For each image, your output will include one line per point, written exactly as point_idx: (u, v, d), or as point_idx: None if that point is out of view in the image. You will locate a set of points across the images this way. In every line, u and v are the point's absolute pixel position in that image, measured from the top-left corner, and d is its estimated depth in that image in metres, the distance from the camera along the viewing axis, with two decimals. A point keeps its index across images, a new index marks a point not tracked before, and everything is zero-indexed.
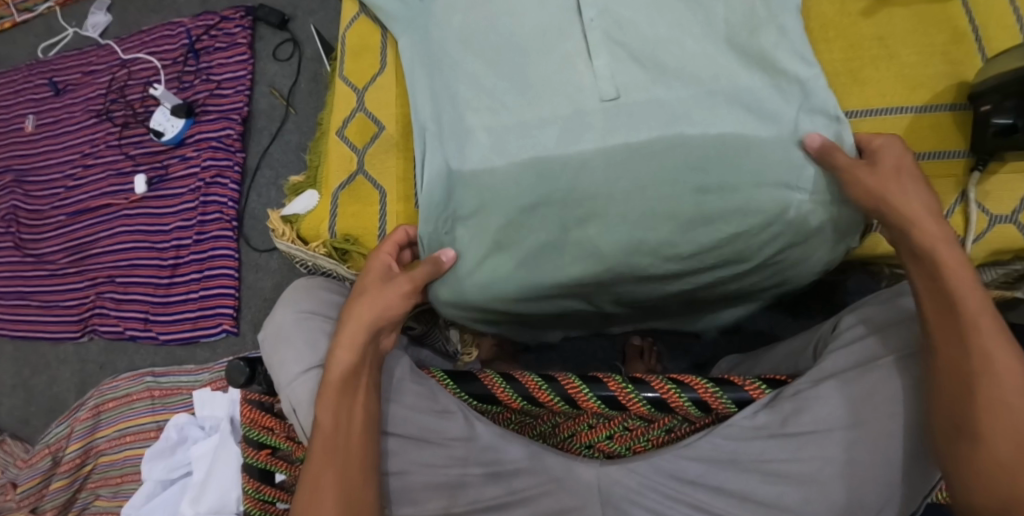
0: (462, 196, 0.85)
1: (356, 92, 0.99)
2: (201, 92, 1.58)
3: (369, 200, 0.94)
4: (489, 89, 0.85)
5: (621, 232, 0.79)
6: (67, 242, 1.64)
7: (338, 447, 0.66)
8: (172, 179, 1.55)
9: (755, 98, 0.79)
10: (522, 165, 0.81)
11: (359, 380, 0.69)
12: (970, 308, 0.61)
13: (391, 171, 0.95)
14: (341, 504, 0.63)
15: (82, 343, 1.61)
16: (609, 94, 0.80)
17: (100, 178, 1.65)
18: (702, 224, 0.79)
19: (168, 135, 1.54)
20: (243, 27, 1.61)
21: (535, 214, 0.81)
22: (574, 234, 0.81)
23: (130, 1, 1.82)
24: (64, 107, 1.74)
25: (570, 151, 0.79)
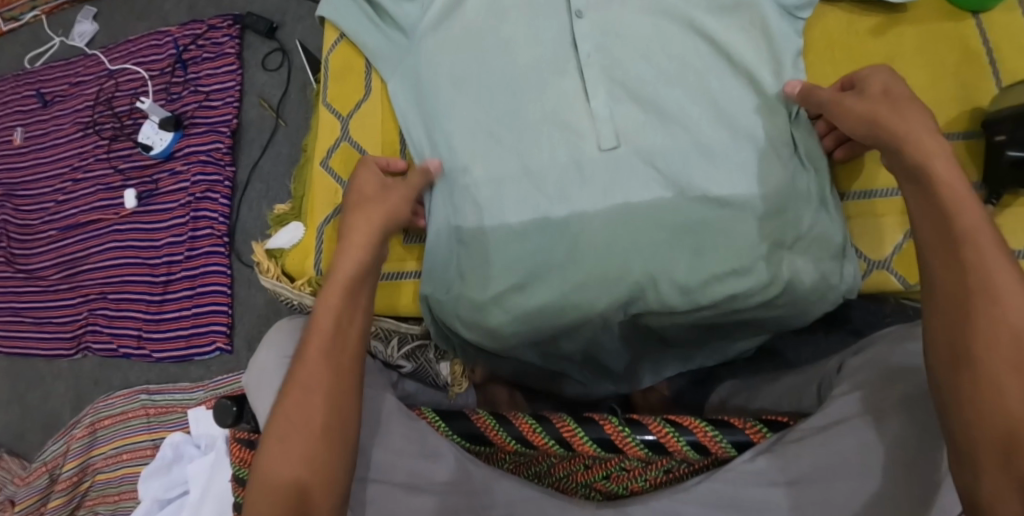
0: (468, 255, 0.82)
1: (341, 118, 0.97)
2: (189, 104, 1.54)
3: None
4: (481, 140, 0.82)
5: (625, 288, 0.77)
6: (59, 256, 1.61)
7: (335, 350, 0.67)
8: (162, 194, 1.52)
9: (759, 148, 0.78)
10: (524, 222, 0.80)
11: (356, 293, 0.72)
12: (966, 224, 0.60)
13: None
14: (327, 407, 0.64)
15: (78, 358, 1.59)
16: (608, 143, 0.78)
17: (90, 192, 1.62)
18: (712, 285, 0.77)
19: (156, 149, 1.51)
20: (230, 36, 1.57)
21: (530, 276, 0.79)
22: (575, 291, 0.78)
23: (117, 10, 1.79)
24: (53, 119, 1.71)
25: (569, 206, 0.79)
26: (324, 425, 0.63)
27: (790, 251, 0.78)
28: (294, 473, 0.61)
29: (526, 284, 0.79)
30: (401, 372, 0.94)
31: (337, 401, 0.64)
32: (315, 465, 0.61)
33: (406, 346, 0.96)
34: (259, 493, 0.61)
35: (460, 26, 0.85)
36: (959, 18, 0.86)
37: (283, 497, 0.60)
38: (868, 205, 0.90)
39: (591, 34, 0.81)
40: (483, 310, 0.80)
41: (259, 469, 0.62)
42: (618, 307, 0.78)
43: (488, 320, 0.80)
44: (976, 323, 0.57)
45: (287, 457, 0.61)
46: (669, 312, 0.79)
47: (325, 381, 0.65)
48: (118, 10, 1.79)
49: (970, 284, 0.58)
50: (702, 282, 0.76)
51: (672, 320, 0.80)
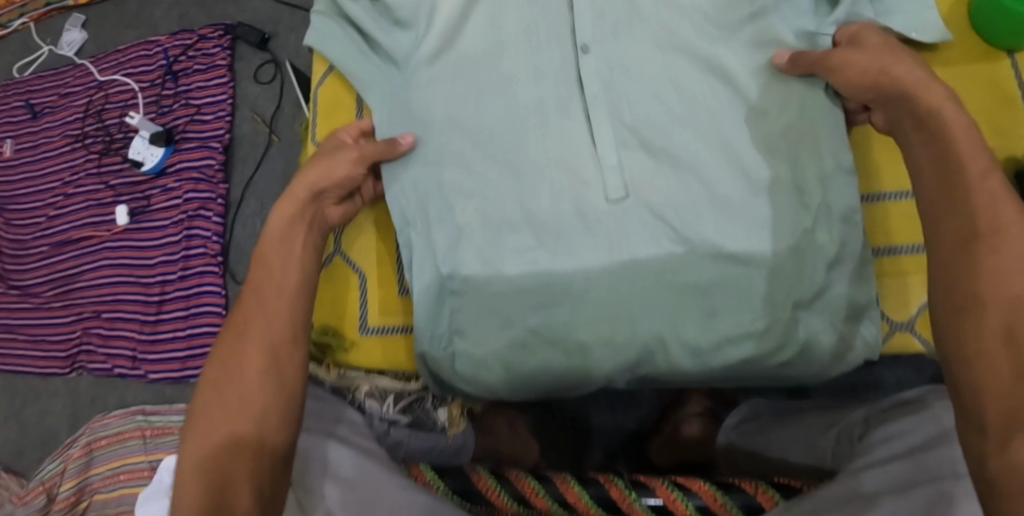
0: (465, 302, 0.81)
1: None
2: (180, 118, 1.50)
3: (347, 285, 0.96)
4: (474, 187, 0.80)
5: (633, 348, 0.77)
6: (52, 273, 1.58)
7: (271, 304, 0.73)
8: (154, 211, 1.48)
9: (768, 202, 0.76)
10: (525, 277, 0.78)
11: (291, 254, 0.76)
12: (974, 171, 0.65)
13: (370, 255, 0.96)
14: (264, 362, 0.69)
15: (74, 377, 1.57)
16: (616, 195, 0.76)
17: (81, 208, 1.58)
18: (717, 343, 0.76)
19: (148, 164, 1.47)
20: (221, 47, 1.53)
21: (529, 334, 0.79)
22: (577, 346, 0.78)
23: (106, 18, 1.74)
24: (42, 131, 1.67)
25: (574, 260, 0.77)
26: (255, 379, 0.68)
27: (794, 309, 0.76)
28: (227, 422, 0.66)
29: (526, 335, 0.79)
30: (400, 427, 0.93)
31: (271, 358, 0.69)
32: (249, 415, 0.66)
33: (403, 400, 0.94)
34: (193, 442, 0.66)
35: (457, 59, 0.82)
36: (991, 60, 0.96)
37: (218, 445, 0.65)
38: (895, 263, 0.94)
39: (597, 69, 0.79)
40: (483, 362, 0.80)
41: (195, 421, 0.67)
42: (626, 367, 0.78)
43: (492, 374, 0.81)
44: (982, 272, 0.60)
45: (220, 408, 0.67)
46: (679, 368, 0.78)
47: (264, 339, 0.70)
48: (108, 17, 1.74)
49: (979, 231, 0.62)
50: (709, 343, 0.76)
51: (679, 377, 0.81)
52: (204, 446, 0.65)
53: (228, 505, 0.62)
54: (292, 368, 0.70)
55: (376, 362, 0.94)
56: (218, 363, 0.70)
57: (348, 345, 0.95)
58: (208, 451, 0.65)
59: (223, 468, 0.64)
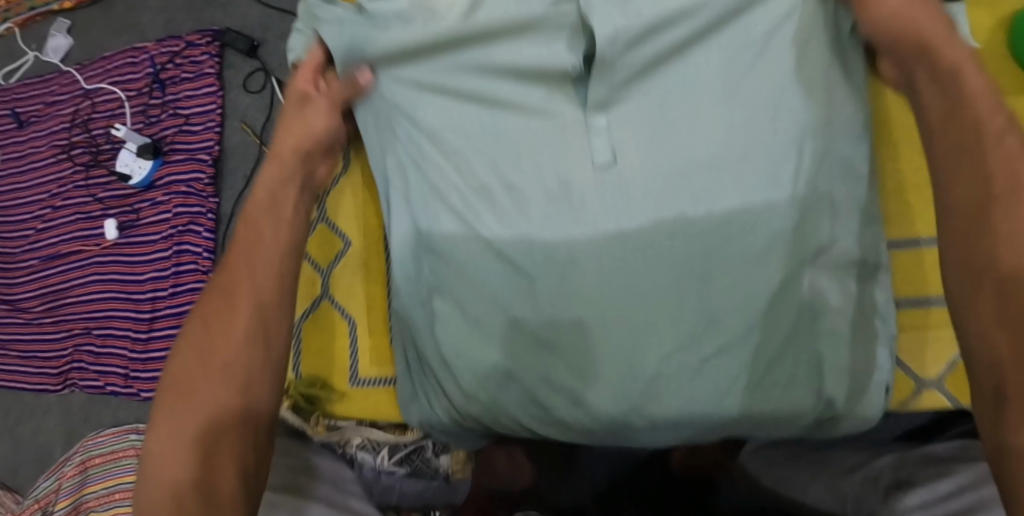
0: (440, 264, 0.79)
1: (322, 221, 1.00)
2: (168, 128, 1.46)
3: (338, 331, 0.97)
4: (455, 149, 0.77)
5: (629, 369, 0.71)
6: (43, 288, 1.54)
7: (254, 255, 0.76)
8: (143, 225, 1.44)
9: (772, 172, 0.70)
10: (506, 244, 0.74)
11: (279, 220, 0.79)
12: (993, 130, 0.66)
13: (359, 302, 0.97)
14: (247, 312, 0.73)
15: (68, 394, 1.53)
16: (603, 159, 0.71)
17: (69, 221, 1.54)
18: (717, 356, 0.71)
19: (136, 177, 1.43)
20: (209, 55, 1.48)
21: (512, 321, 0.75)
22: (565, 374, 0.75)
23: (92, 22, 1.68)
24: (28, 142, 1.62)
25: (555, 228, 0.71)
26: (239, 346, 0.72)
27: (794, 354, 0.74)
28: (208, 384, 0.70)
29: (519, 355, 0.76)
30: (398, 477, 0.96)
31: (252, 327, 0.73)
32: (230, 382, 0.70)
33: (397, 454, 0.96)
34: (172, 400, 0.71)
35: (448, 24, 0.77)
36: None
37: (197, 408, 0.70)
38: (920, 315, 0.91)
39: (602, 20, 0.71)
40: (469, 355, 0.78)
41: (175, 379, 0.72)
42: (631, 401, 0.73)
43: (479, 364, 0.78)
44: (996, 238, 0.62)
45: (201, 372, 0.71)
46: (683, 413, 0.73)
47: (248, 294, 0.74)
48: (93, 21, 1.68)
49: (991, 197, 0.63)
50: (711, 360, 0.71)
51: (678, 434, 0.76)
52: (185, 407, 0.70)
53: (212, 460, 0.67)
54: (276, 320, 0.74)
55: (368, 412, 0.94)
56: (203, 313, 0.75)
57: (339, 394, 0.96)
58: (187, 410, 0.70)
59: (215, 424, 0.69)
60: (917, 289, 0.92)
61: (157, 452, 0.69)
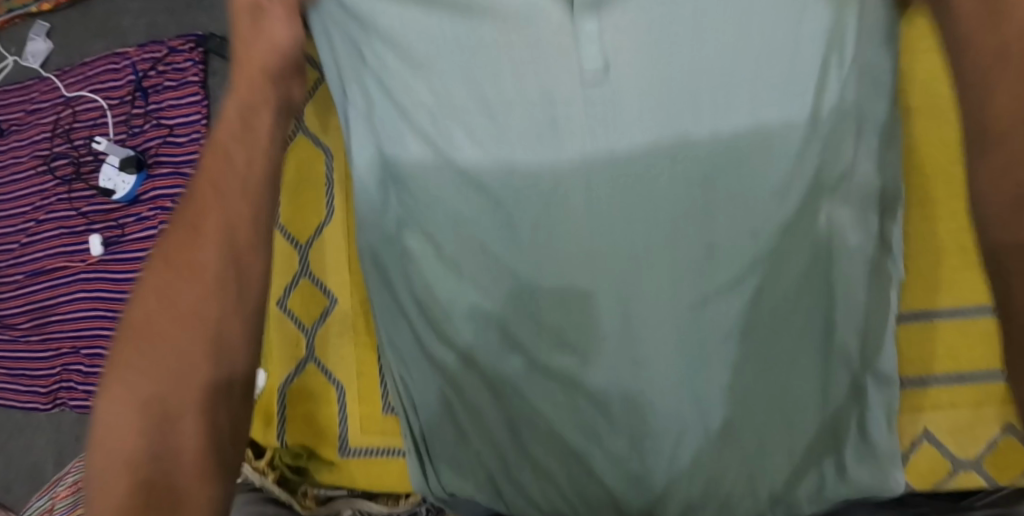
0: (409, 192, 0.69)
1: (305, 277, 0.93)
2: (152, 139, 1.40)
3: (325, 396, 0.92)
4: (419, 62, 0.62)
5: (629, 371, 0.63)
6: (27, 304, 1.47)
7: (226, 190, 0.64)
8: (129, 241, 1.39)
9: (794, 83, 0.58)
10: (482, 172, 0.62)
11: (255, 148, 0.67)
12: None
13: (348, 363, 0.92)
14: (219, 260, 0.62)
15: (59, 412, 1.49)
16: (594, 70, 0.57)
17: (53, 235, 1.47)
18: (726, 331, 0.62)
19: (120, 192, 1.38)
20: (193, 61, 1.42)
21: (494, 266, 0.64)
22: (559, 403, 0.66)
23: (70, 22, 1.59)
24: (9, 151, 1.54)
25: (543, 156, 0.60)
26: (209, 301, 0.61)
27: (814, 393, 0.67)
28: (174, 342, 0.60)
29: (505, 383, 0.68)
30: None
31: (225, 279, 0.62)
32: (199, 344, 0.60)
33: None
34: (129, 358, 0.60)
35: None
36: None
37: (163, 372, 0.60)
38: (927, 396, 0.82)
39: None
40: (450, 308, 0.69)
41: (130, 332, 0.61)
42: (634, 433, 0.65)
43: (460, 333, 0.70)
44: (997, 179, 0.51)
45: (166, 329, 0.60)
46: (692, 463, 0.65)
47: (217, 238, 0.63)
48: (71, 22, 1.59)
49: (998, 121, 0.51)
50: (723, 359, 0.63)
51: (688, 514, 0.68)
52: (147, 370, 0.59)
53: (183, 430, 0.59)
54: (251, 270, 0.64)
55: (361, 483, 0.89)
56: (164, 258, 0.63)
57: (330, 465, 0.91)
58: (151, 374, 0.59)
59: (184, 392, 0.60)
60: (929, 365, 0.83)
61: (111, 418, 0.59)
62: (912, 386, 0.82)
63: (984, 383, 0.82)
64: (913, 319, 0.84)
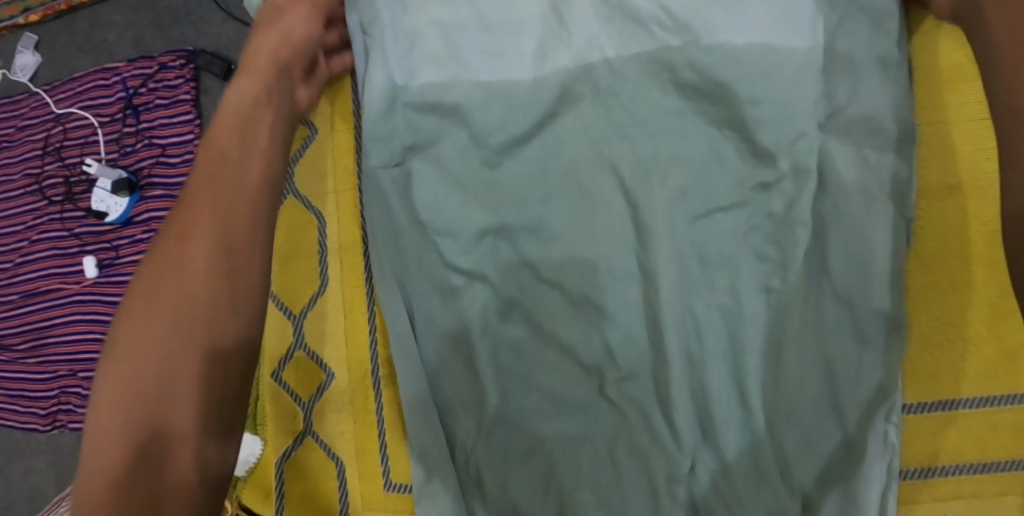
0: (431, 118, 0.49)
1: (301, 346, 0.55)
2: (144, 160, 1.11)
3: (323, 477, 0.54)
4: None
5: (574, 315, 0.46)
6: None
7: (217, 180, 0.43)
8: (123, 266, 1.09)
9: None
10: (491, 88, 0.47)
11: (254, 143, 0.45)
12: None
13: (347, 440, 0.53)
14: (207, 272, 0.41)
15: (25, 457, 1.14)
16: None
17: (49, 255, 1.13)
18: (727, 250, 0.44)
19: (112, 215, 1.07)
20: (185, 79, 1.13)
21: (490, 186, 0.48)
22: (526, 409, 0.46)
23: (54, 34, 1.20)
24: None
25: (561, 65, 0.46)
26: (211, 301, 0.40)
27: (858, 412, 0.42)
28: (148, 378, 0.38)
29: (509, 451, 0.46)
30: None
31: (231, 275, 0.41)
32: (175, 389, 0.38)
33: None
34: (130, 338, 0.39)
35: None
36: None
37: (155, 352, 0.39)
38: None
39: None
40: (472, 324, 0.48)
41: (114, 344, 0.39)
42: (653, 406, 0.44)
43: (452, 258, 0.48)
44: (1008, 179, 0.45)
45: (157, 317, 0.39)
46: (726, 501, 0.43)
47: (246, 231, 0.43)
48: (57, 36, 1.20)
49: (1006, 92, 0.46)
50: (719, 299, 0.44)
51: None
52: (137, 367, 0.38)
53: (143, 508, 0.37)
54: (252, 278, 0.42)
55: None
56: (152, 264, 0.40)
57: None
58: (119, 389, 0.37)
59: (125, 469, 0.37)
60: (960, 455, 0.44)
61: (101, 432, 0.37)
62: (915, 481, 0.45)
63: (1008, 479, 0.44)
64: (923, 411, 0.45)
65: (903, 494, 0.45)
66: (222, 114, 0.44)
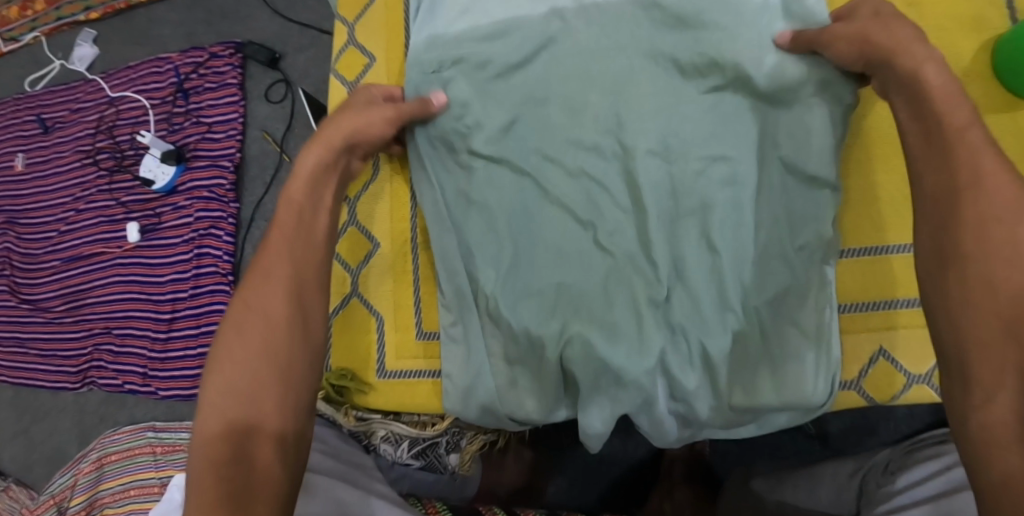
0: (455, 45, 0.62)
1: (353, 222, 0.67)
2: (190, 136, 1.20)
3: (365, 327, 0.65)
4: None
5: (573, 185, 0.58)
6: (18, 316, 1.20)
7: (293, 244, 0.53)
8: (163, 229, 1.17)
9: None
10: (509, 21, 0.61)
11: (320, 205, 0.56)
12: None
13: (389, 295, 0.65)
14: (286, 318, 0.49)
15: (53, 416, 1.17)
16: None
17: (94, 223, 1.21)
18: (692, 131, 0.57)
19: (158, 184, 1.17)
20: (232, 66, 1.23)
21: (508, 88, 0.60)
22: (534, 259, 0.58)
23: (116, 29, 1.33)
24: (54, 146, 1.27)
25: (555, 5, 0.61)
26: (290, 339, 0.49)
27: (801, 252, 0.54)
28: (241, 407, 0.46)
29: (517, 283, 0.58)
30: (410, 469, 0.68)
31: (305, 320, 0.50)
32: (260, 413, 0.46)
33: (418, 444, 0.67)
34: (224, 368, 0.47)
35: None
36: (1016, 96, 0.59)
37: (229, 416, 0.46)
38: None
39: None
40: (485, 188, 0.59)
41: (212, 370, 0.47)
42: (634, 250, 0.56)
43: (475, 144, 0.59)
44: None
45: (246, 345, 0.48)
46: (700, 314, 0.54)
47: (312, 283, 0.52)
48: (118, 30, 1.32)
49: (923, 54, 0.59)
50: (692, 167, 0.56)
51: (683, 407, 0.56)
52: (221, 408, 0.46)
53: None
54: (321, 330, 0.51)
55: (407, 408, 0.64)
56: (238, 308, 0.49)
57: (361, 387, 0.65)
58: (222, 406, 0.46)
59: (222, 481, 0.43)
60: (891, 290, 0.56)
61: (203, 448, 0.44)
62: (853, 312, 0.57)
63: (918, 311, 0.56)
64: (854, 255, 0.57)
65: (843, 325, 0.57)
66: (296, 182, 0.55)
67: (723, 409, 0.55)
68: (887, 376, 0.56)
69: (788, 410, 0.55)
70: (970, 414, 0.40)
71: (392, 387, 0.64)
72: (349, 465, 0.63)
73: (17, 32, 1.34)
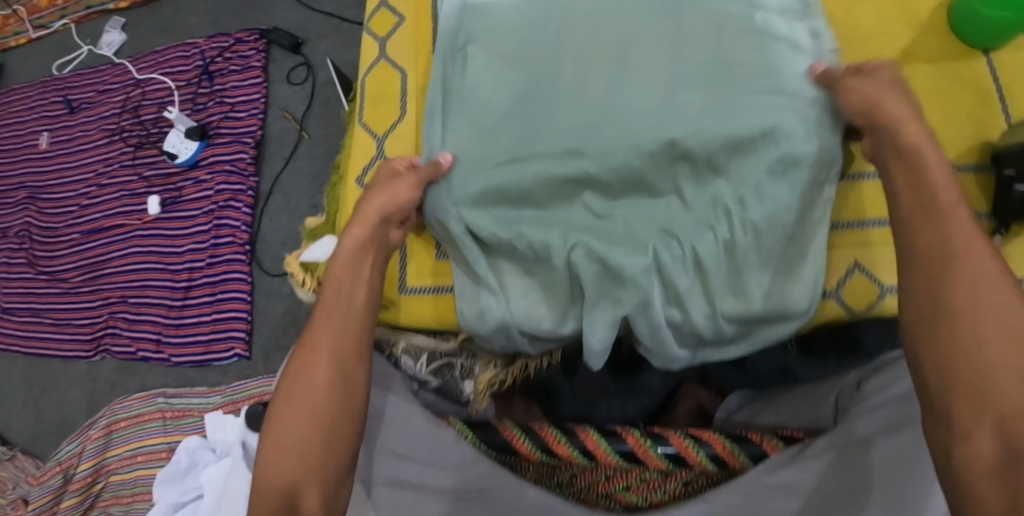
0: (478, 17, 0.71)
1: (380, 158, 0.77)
2: (214, 115, 1.27)
3: None
4: None
5: (570, 116, 0.64)
6: (35, 287, 1.25)
7: (336, 313, 0.58)
8: (183, 202, 1.22)
9: None
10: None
11: (359, 276, 0.61)
12: None
13: None
14: (329, 383, 0.55)
15: (62, 387, 1.19)
16: None
17: (114, 197, 1.27)
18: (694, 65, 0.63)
19: (181, 158, 1.23)
20: (257, 50, 1.30)
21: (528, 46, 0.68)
22: (539, 190, 0.65)
23: (146, 17, 1.40)
24: (78, 126, 1.33)
25: None
26: (332, 403, 0.54)
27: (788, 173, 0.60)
28: (290, 468, 0.52)
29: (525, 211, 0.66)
30: (426, 387, 0.76)
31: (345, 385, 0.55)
32: (306, 473, 0.52)
33: (436, 359, 0.75)
34: (279, 431, 0.53)
35: None
36: (969, 56, 0.67)
37: (281, 476, 0.52)
38: None
39: None
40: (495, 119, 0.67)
41: (270, 431, 0.54)
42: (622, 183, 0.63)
43: (494, 92, 0.67)
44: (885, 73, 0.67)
45: (294, 410, 0.54)
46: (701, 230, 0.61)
47: (352, 347, 0.57)
48: (148, 18, 1.40)
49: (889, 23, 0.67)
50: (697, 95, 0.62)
51: (677, 314, 0.62)
52: (274, 470, 0.52)
53: None
54: (362, 393, 0.56)
55: (426, 322, 0.71)
56: (290, 377, 0.56)
57: (386, 304, 0.72)
58: (274, 467, 0.52)
59: None
60: (861, 213, 0.65)
61: (260, 505, 0.51)
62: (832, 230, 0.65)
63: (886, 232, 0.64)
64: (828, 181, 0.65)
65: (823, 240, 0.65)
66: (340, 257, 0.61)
67: (714, 316, 0.61)
68: (858, 287, 0.63)
69: (773, 318, 0.62)
70: (955, 445, 0.44)
71: (413, 301, 0.71)
72: (377, 374, 0.71)
73: (46, 20, 1.42)
